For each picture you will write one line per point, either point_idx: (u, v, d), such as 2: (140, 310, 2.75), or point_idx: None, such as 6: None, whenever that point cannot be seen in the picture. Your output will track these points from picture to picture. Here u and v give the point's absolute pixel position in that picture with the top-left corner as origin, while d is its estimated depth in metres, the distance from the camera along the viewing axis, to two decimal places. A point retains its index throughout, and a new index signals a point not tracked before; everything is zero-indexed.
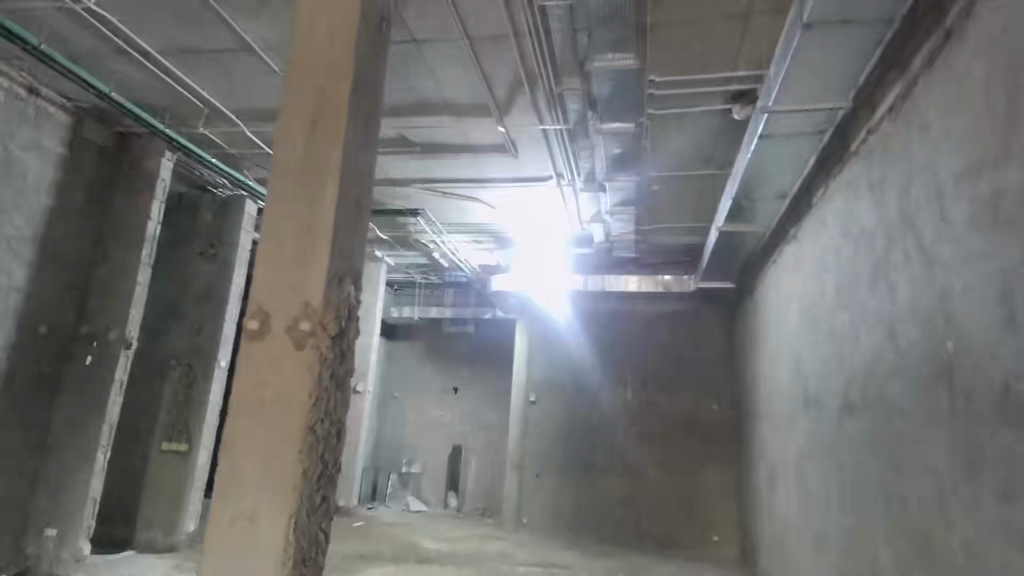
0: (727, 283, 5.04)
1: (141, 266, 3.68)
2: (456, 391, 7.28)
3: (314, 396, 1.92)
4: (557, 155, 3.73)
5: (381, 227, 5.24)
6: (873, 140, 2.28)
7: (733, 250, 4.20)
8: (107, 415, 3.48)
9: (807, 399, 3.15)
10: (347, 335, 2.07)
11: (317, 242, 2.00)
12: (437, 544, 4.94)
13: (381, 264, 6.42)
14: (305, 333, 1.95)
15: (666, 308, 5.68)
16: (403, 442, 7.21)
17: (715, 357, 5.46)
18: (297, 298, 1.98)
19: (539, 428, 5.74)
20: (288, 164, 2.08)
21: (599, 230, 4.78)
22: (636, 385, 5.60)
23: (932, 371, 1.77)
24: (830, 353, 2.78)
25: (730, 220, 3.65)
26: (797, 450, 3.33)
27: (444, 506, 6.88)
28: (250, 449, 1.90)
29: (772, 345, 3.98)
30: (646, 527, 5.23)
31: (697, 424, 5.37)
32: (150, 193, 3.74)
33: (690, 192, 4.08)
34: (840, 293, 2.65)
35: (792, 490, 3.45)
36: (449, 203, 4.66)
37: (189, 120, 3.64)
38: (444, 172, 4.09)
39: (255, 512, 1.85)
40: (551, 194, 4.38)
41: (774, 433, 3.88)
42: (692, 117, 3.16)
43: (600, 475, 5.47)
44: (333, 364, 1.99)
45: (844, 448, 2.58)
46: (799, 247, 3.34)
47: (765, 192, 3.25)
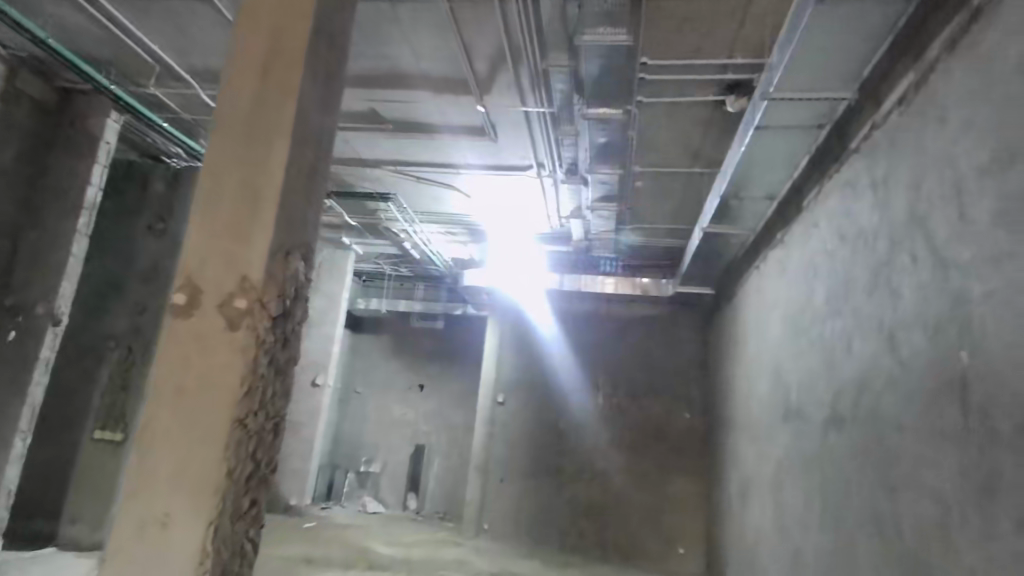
0: (705, 288, 4.90)
1: (78, 235, 3.38)
2: (421, 388, 7.01)
3: (247, 384, 1.67)
4: (539, 143, 3.53)
5: (350, 211, 4.97)
6: (877, 135, 2.12)
7: (715, 253, 4.05)
8: (30, 396, 3.16)
9: (787, 412, 3.00)
10: (290, 317, 1.83)
11: (260, 208, 1.76)
12: (390, 549, 4.69)
13: (349, 251, 6.15)
14: (241, 312, 1.70)
15: (642, 311, 5.52)
16: (362, 440, 6.91)
17: (689, 364, 5.33)
18: (234, 270, 1.73)
19: (506, 429, 5.55)
20: (232, 119, 1.84)
21: (578, 226, 4.60)
22: (608, 390, 5.42)
23: (938, 383, 1.61)
24: (817, 363, 2.62)
25: (715, 220, 3.48)
26: (774, 465, 3.18)
27: (402, 508, 6.62)
28: (166, 443, 1.63)
29: (751, 353, 3.84)
30: (611, 537, 5.05)
31: (668, 432, 5.21)
32: (92, 157, 3.45)
33: (674, 191, 3.92)
34: (831, 300, 2.50)
35: (766, 507, 3.29)
36: (422, 189, 4.42)
37: (138, 77, 3.36)
38: (418, 155, 3.86)
39: (168, 517, 1.59)
40: (530, 186, 4.18)
41: (749, 445, 3.74)
42: (682, 108, 2.99)
43: (566, 481, 5.26)
44: (272, 349, 1.74)
45: (828, 464, 2.42)
46: (786, 252, 3.19)
47: (754, 192, 3.09)
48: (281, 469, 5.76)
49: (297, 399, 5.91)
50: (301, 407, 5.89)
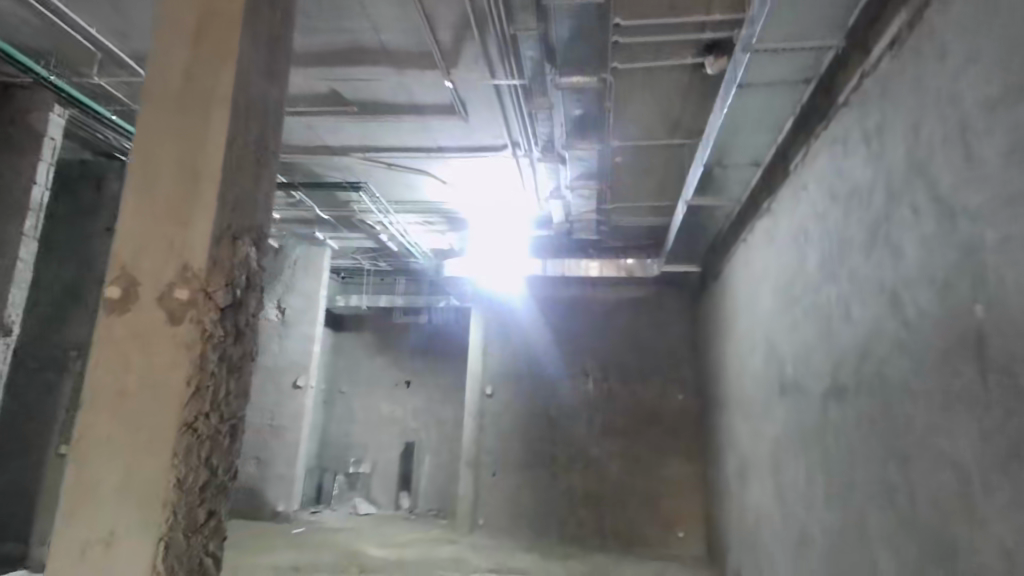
0: (692, 266, 4.79)
1: (25, 238, 3.19)
2: (408, 384, 6.85)
3: (195, 383, 1.50)
4: (512, 120, 3.38)
5: (322, 204, 4.79)
6: (868, 85, 2.00)
7: (700, 227, 3.93)
8: None
9: (784, 386, 2.88)
10: (242, 308, 1.66)
11: (200, 188, 1.59)
12: (383, 551, 4.54)
13: (324, 247, 5.96)
14: (183, 303, 1.53)
15: (628, 293, 5.39)
16: (350, 441, 6.74)
17: (678, 345, 5.23)
18: (174, 257, 1.56)
19: (496, 421, 5.37)
20: (164, 92, 1.67)
21: (559, 208, 4.45)
22: (598, 374, 5.30)
23: (949, 342, 1.49)
24: (812, 332, 2.51)
25: (698, 192, 3.36)
26: (772, 442, 3.07)
27: (395, 507, 6.47)
28: (107, 452, 1.46)
29: (741, 330, 3.73)
30: (609, 525, 4.96)
31: (661, 415, 5.11)
32: (37, 154, 3.25)
33: (655, 165, 3.79)
34: (825, 265, 2.38)
35: (766, 487, 3.19)
36: (395, 176, 4.24)
37: (80, 67, 3.15)
38: (388, 139, 3.69)
39: (112, 535, 1.42)
40: (506, 168, 4.02)
41: (745, 423, 3.64)
42: (659, 73, 2.85)
43: (560, 471, 5.14)
44: (222, 344, 1.58)
45: (831, 436, 2.31)
46: (774, 221, 3.07)
47: (738, 159, 2.97)
48: (267, 476, 5.57)
49: (279, 402, 5.72)
50: (284, 410, 5.70)
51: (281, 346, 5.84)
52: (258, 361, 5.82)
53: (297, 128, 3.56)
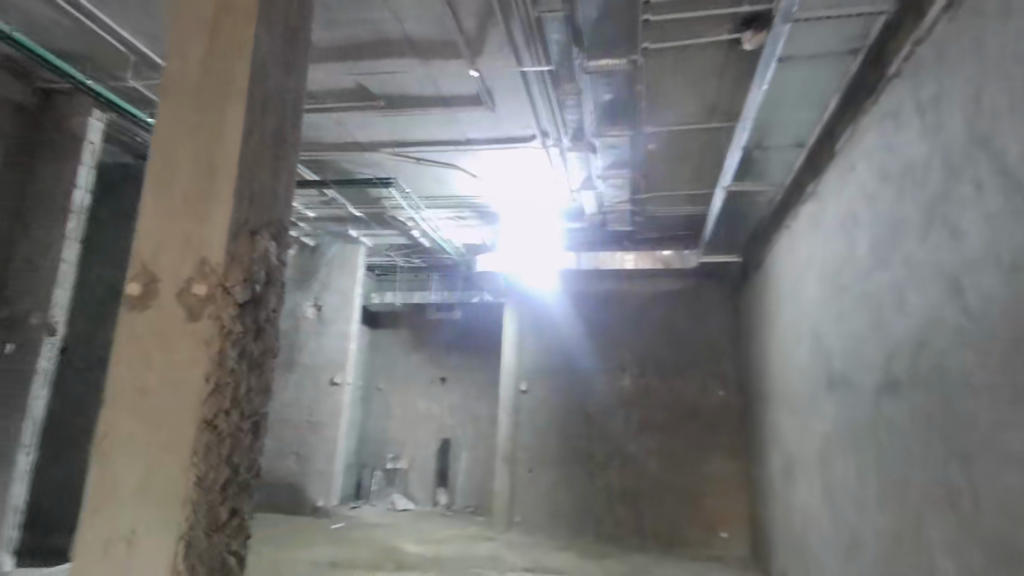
0: (732, 256, 4.61)
1: (68, 240, 3.28)
2: (443, 381, 6.85)
3: (214, 381, 1.48)
4: (541, 109, 3.30)
5: (354, 201, 4.81)
6: (921, 52, 1.84)
7: (739, 215, 3.76)
8: (29, 412, 3.07)
9: (833, 380, 2.71)
10: (262, 303, 1.63)
11: (216, 181, 1.56)
12: (419, 547, 4.53)
13: (359, 245, 6.00)
14: (201, 299, 1.51)
15: (665, 286, 5.23)
16: (387, 437, 6.78)
17: (719, 339, 5.05)
18: (192, 253, 1.54)
19: (531, 417, 5.30)
20: (181, 86, 1.65)
21: (591, 199, 4.33)
22: (635, 369, 5.16)
23: (1018, 330, 1.34)
24: (863, 323, 2.35)
25: (737, 177, 3.20)
26: (820, 440, 2.90)
27: (433, 503, 6.48)
28: (128, 451, 1.46)
29: (786, 322, 3.55)
30: (649, 524, 4.83)
31: (702, 411, 4.95)
32: (77, 158, 3.34)
33: (691, 151, 3.64)
34: (876, 249, 2.21)
35: (814, 488, 3.02)
36: (424, 170, 4.20)
37: (114, 71, 3.21)
38: (415, 133, 3.65)
39: (134, 533, 1.41)
40: (536, 159, 3.93)
41: (790, 419, 3.46)
42: (693, 52, 2.71)
43: (597, 469, 5.04)
44: (242, 340, 1.55)
45: (885, 433, 2.15)
46: (819, 206, 2.89)
47: (780, 139, 2.80)
48: (307, 471, 5.65)
49: (317, 399, 5.79)
50: (321, 407, 5.77)
51: (318, 343, 5.91)
52: (296, 358, 5.90)
53: (325, 125, 3.56)
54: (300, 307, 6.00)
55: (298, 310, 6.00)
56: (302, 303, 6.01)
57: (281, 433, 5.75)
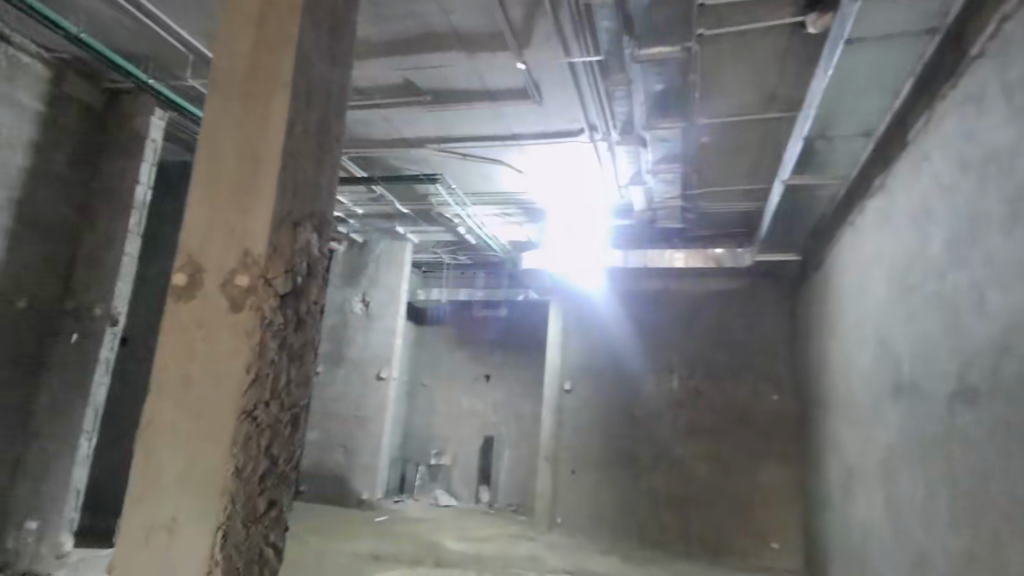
0: (790, 254, 4.40)
1: (130, 234, 3.41)
2: (488, 378, 6.84)
3: (253, 372, 1.48)
4: (589, 102, 3.22)
5: (401, 198, 4.85)
6: (1010, 28, 1.67)
7: (798, 211, 3.58)
8: (91, 398, 3.21)
9: (899, 387, 2.52)
10: (302, 295, 1.63)
11: (260, 173, 1.56)
12: (460, 545, 4.52)
13: (406, 241, 6.05)
14: (243, 291, 1.51)
15: (717, 285, 5.05)
16: (431, 433, 6.82)
17: (774, 342, 4.83)
18: (235, 244, 1.54)
19: (575, 417, 5.20)
20: (228, 78, 1.65)
21: (640, 195, 4.21)
22: (684, 371, 5.00)
23: None
24: (936, 327, 2.17)
25: (797, 169, 3.03)
26: (884, 451, 2.71)
27: (475, 500, 6.48)
28: (171, 440, 1.47)
29: (848, 324, 3.34)
30: (696, 531, 4.66)
31: (754, 417, 4.75)
32: (140, 155, 3.47)
33: (747, 143, 3.48)
34: (952, 247, 2.03)
35: (876, 502, 2.83)
36: (470, 166, 4.18)
37: (175, 70, 3.32)
38: (462, 129, 3.62)
39: (174, 522, 1.43)
40: (583, 153, 3.84)
41: (851, 428, 3.26)
42: (751, 37, 2.58)
43: (642, 473, 4.90)
44: (282, 332, 1.55)
45: (958, 447, 1.98)
46: (889, 201, 2.69)
47: (846, 129, 2.62)
48: (353, 464, 5.73)
49: (363, 393, 5.87)
50: (367, 401, 5.84)
51: (366, 338, 5.99)
52: (344, 352, 6.00)
53: (373, 121, 3.57)
54: (349, 302, 6.10)
55: (347, 306, 6.10)
56: (351, 298, 6.11)
57: (328, 426, 5.86)
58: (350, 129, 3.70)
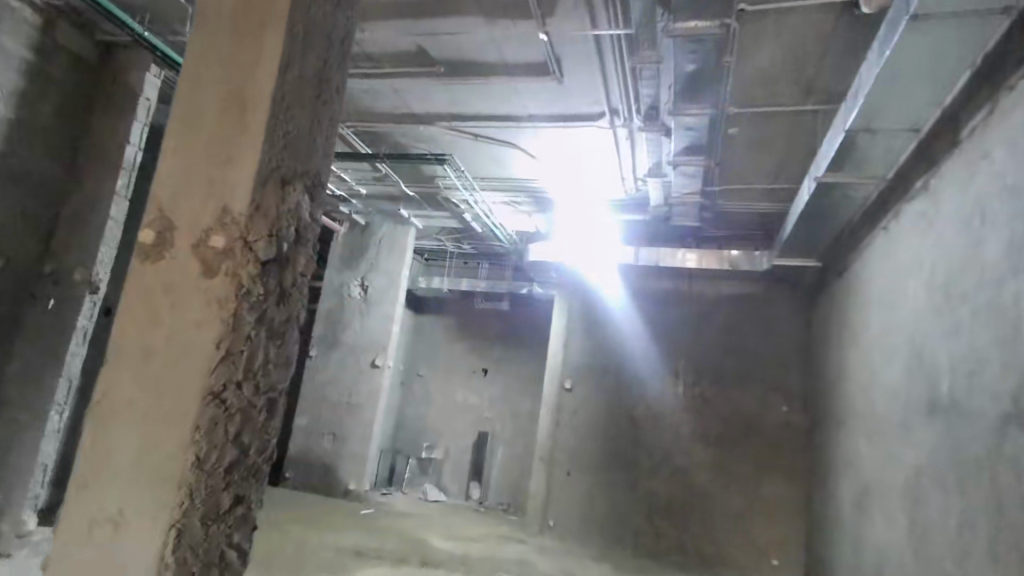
0: (810, 260, 4.21)
1: (117, 197, 3.22)
2: (485, 372, 6.64)
3: (226, 348, 1.28)
4: (612, 82, 3.02)
5: (408, 180, 4.65)
6: None
7: (825, 213, 3.38)
8: (65, 369, 3.04)
9: (934, 406, 2.32)
10: (287, 265, 1.43)
11: (245, 120, 1.35)
12: (448, 543, 4.33)
13: (409, 226, 5.84)
14: (219, 253, 1.31)
15: (729, 289, 4.84)
16: (424, 425, 6.62)
17: (787, 351, 4.64)
18: (214, 200, 1.33)
19: (573, 417, 5.00)
20: (218, 12, 1.45)
21: (657, 188, 4.02)
22: (690, 376, 4.80)
23: None
24: (986, 341, 1.97)
25: (832, 166, 2.83)
26: (910, 472, 2.52)
27: (465, 497, 6.29)
28: (125, 420, 1.28)
29: (873, 335, 3.15)
30: (693, 542, 4.48)
31: (761, 428, 4.55)
32: (132, 113, 3.28)
33: (777, 137, 3.28)
34: (1013, 253, 1.83)
35: (897, 527, 2.63)
36: (481, 148, 3.97)
37: (173, 23, 3.11)
38: (475, 106, 3.42)
39: (122, 514, 1.24)
40: (601, 140, 3.63)
41: (869, 445, 3.07)
42: (796, 14, 2.38)
43: (640, 478, 4.70)
44: (262, 305, 1.35)
45: (1009, 474, 1.78)
46: (935, 204, 2.48)
47: (893, 123, 2.41)
48: (341, 452, 5.54)
49: (356, 380, 5.68)
50: (360, 388, 5.65)
51: (363, 324, 5.79)
52: (339, 337, 5.80)
53: (381, 92, 3.35)
54: (347, 286, 5.90)
55: (345, 290, 5.90)
56: (349, 282, 5.91)
57: (318, 411, 5.67)
58: (357, 99, 3.48)
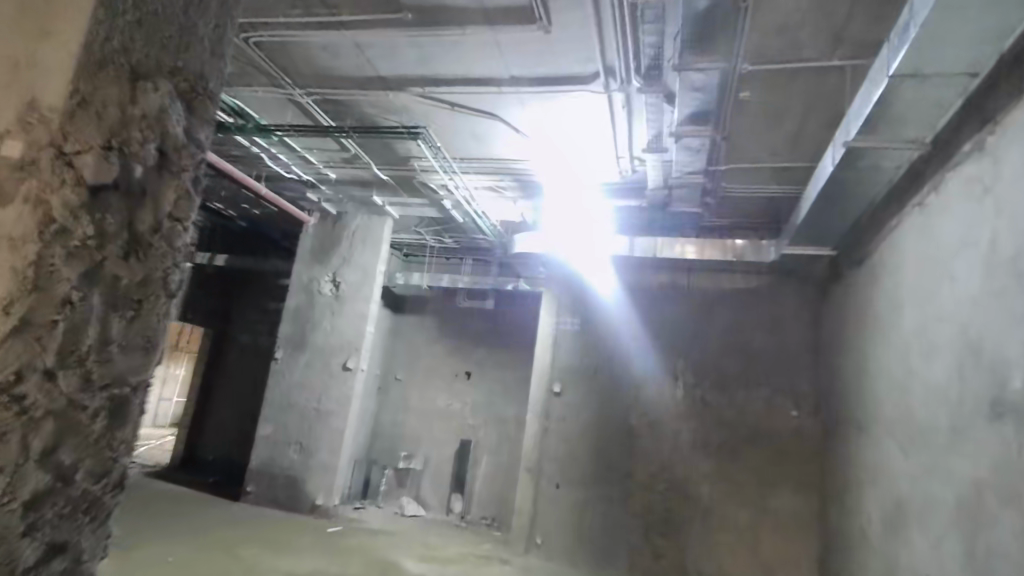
0: (823, 249, 3.82)
1: None
2: (469, 375, 6.18)
3: (22, 315, 0.80)
4: (608, 33, 2.61)
5: (380, 160, 4.20)
6: None
7: (846, 191, 2.98)
8: None
9: (1001, 408, 1.90)
10: (143, 201, 0.98)
11: None
12: (421, 567, 3.86)
13: (385, 216, 5.40)
14: (17, 169, 0.83)
15: (734, 282, 4.43)
16: (402, 433, 6.14)
17: (796, 351, 4.23)
18: (8, 83, 0.83)
19: (563, 425, 4.50)
20: None
21: (656, 166, 3.60)
22: (691, 379, 4.37)
23: None
24: None
25: (864, 131, 2.43)
26: (964, 487, 2.10)
27: (446, 511, 5.82)
28: None
29: (905, 328, 2.74)
30: (694, 562, 4.04)
31: (770, 434, 4.13)
32: None
33: (796, 101, 2.90)
34: None
35: (946, 555, 2.20)
36: (461, 121, 3.54)
37: None
38: (451, 67, 2.99)
39: None
40: (594, 108, 3.22)
41: (904, 454, 2.65)
42: None
43: (636, 492, 4.26)
44: (95, 254, 0.90)
45: None
46: (994, 165, 2.07)
47: (950, 64, 1.99)
48: (308, 464, 5.04)
49: (326, 384, 5.19)
50: (330, 393, 5.16)
51: (333, 323, 5.30)
52: (307, 336, 5.31)
53: (343, 47, 2.90)
54: (317, 282, 5.41)
55: (315, 285, 5.41)
56: (320, 278, 5.42)
57: (284, 419, 5.17)
58: (316, 58, 3.03)
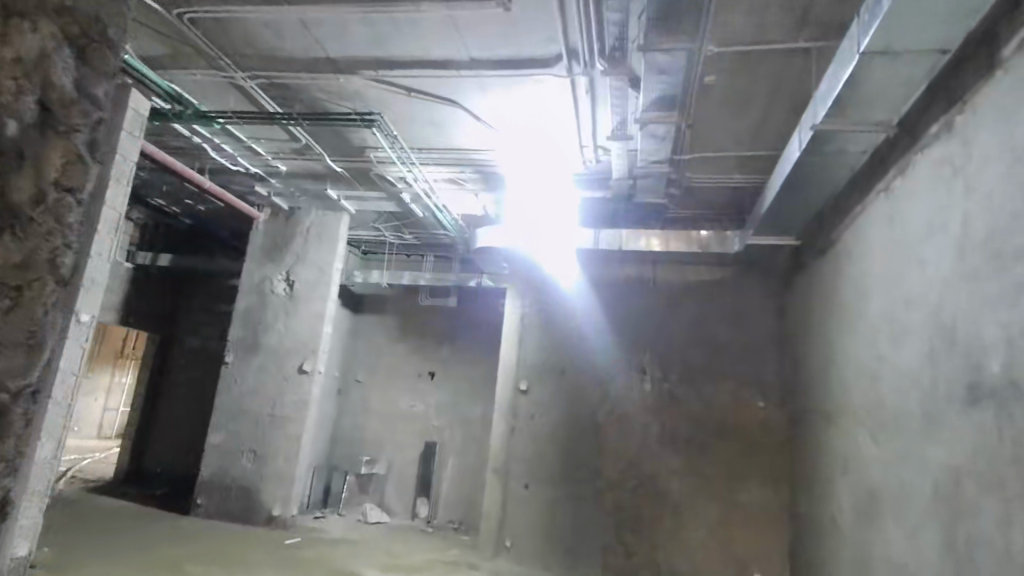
0: (786, 239, 3.81)
1: None
2: (432, 376, 6.01)
3: None
4: (570, 12, 2.50)
5: (333, 151, 4.00)
6: None
7: (812, 178, 2.94)
8: None
9: (978, 392, 1.86)
10: (18, 166, 0.80)
11: None
12: None
13: (341, 212, 5.18)
14: None
15: (699, 274, 4.40)
16: (364, 437, 5.91)
17: (762, 342, 4.22)
18: None
19: (532, 423, 4.41)
20: None
21: (620, 155, 3.52)
22: (658, 372, 4.31)
23: None
24: None
25: (832, 113, 2.38)
26: (940, 474, 2.06)
27: (411, 516, 5.62)
28: None
29: (873, 314, 2.72)
30: (665, 559, 3.97)
31: (738, 426, 4.10)
32: None
33: (762, 86, 2.85)
34: None
35: (924, 543, 2.17)
36: (418, 108, 3.38)
37: None
38: (405, 48, 2.82)
39: None
40: (557, 94, 3.11)
41: (875, 442, 2.62)
42: None
43: (606, 489, 4.17)
44: None
45: None
46: (964, 145, 2.03)
47: (921, 40, 1.94)
48: (262, 473, 4.78)
49: (281, 388, 4.93)
50: (285, 398, 4.90)
51: (287, 324, 5.05)
52: (259, 339, 5.04)
53: (288, 24, 2.70)
54: (269, 281, 5.14)
55: (267, 285, 5.14)
56: (273, 277, 5.15)
57: (236, 426, 4.90)
58: (259, 37, 2.82)
